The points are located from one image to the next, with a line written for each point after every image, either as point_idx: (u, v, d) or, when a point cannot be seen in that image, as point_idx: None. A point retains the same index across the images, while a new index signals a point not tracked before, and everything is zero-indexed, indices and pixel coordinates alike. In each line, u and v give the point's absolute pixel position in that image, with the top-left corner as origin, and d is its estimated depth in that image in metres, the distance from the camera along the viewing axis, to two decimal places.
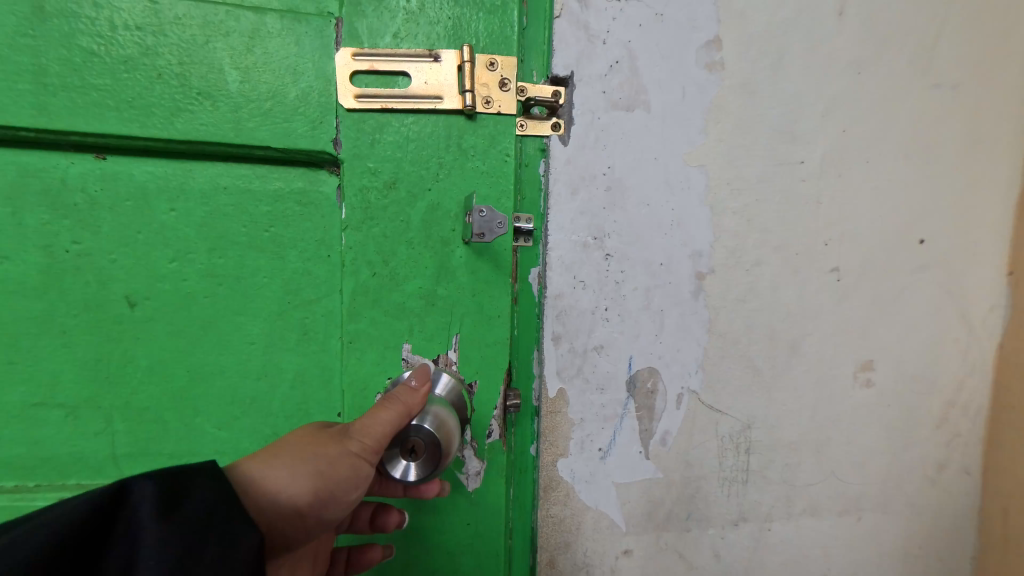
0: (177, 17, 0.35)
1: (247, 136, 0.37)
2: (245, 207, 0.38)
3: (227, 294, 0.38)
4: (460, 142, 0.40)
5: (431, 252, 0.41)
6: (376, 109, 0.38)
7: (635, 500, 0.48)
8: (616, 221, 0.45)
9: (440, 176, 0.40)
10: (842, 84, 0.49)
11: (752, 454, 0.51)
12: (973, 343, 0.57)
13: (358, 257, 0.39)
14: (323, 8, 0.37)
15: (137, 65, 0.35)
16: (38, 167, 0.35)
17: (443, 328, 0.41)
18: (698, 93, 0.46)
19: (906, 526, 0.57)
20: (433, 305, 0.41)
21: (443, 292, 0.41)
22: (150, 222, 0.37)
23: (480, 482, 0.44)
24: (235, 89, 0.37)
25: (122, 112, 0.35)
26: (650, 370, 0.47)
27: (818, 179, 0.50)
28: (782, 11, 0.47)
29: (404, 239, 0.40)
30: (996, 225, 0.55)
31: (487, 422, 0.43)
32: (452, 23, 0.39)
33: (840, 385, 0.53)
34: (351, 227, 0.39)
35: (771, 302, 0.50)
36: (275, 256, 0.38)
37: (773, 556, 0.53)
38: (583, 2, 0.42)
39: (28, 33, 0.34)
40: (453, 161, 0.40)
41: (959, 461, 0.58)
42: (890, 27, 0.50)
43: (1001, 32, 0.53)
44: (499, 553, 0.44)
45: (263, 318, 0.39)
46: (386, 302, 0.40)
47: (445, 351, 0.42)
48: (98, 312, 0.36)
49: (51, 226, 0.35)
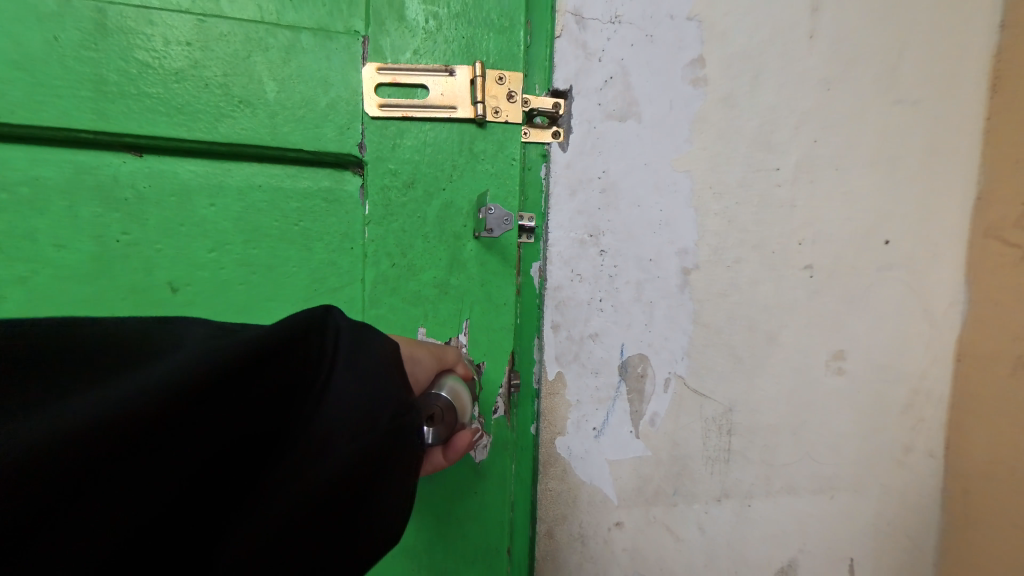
0: (221, 34, 0.40)
1: (283, 140, 0.41)
2: (277, 203, 0.42)
3: (260, 281, 0.42)
4: (472, 146, 0.45)
5: (445, 246, 0.45)
6: (398, 117, 0.43)
7: (627, 476, 0.52)
8: (610, 220, 0.50)
9: (453, 176, 0.45)
10: (814, 99, 0.55)
11: (733, 435, 0.56)
12: (935, 335, 0.62)
13: (379, 249, 0.44)
14: (350, 26, 0.42)
15: (186, 76, 0.39)
16: (93, 166, 0.39)
17: (455, 314, 0.46)
18: (685, 106, 0.51)
19: (878, 505, 0.62)
20: (445, 294, 0.45)
21: (456, 282, 0.45)
22: (192, 216, 0.41)
23: (487, 454, 0.48)
24: (272, 98, 0.41)
25: (172, 117, 0.39)
26: (640, 356, 0.52)
27: (793, 184, 0.55)
28: (759, 34, 0.52)
29: (421, 234, 0.44)
30: (954, 228, 0.61)
31: (493, 399, 0.48)
32: (465, 42, 0.44)
33: (815, 372, 0.58)
34: (373, 222, 0.43)
35: (750, 296, 0.55)
36: (303, 248, 0.43)
37: (754, 531, 0.58)
38: (582, 23, 0.47)
39: (91, 47, 0.38)
40: (465, 163, 0.45)
41: (924, 445, 0.63)
42: (856, 48, 0.55)
43: (958, 53, 0.59)
44: (502, 522, 0.49)
45: (291, 303, 0.43)
46: (404, 290, 0.44)
47: (456, 334, 0.46)
48: (142, 296, 0.40)
49: (102, 219, 0.39)
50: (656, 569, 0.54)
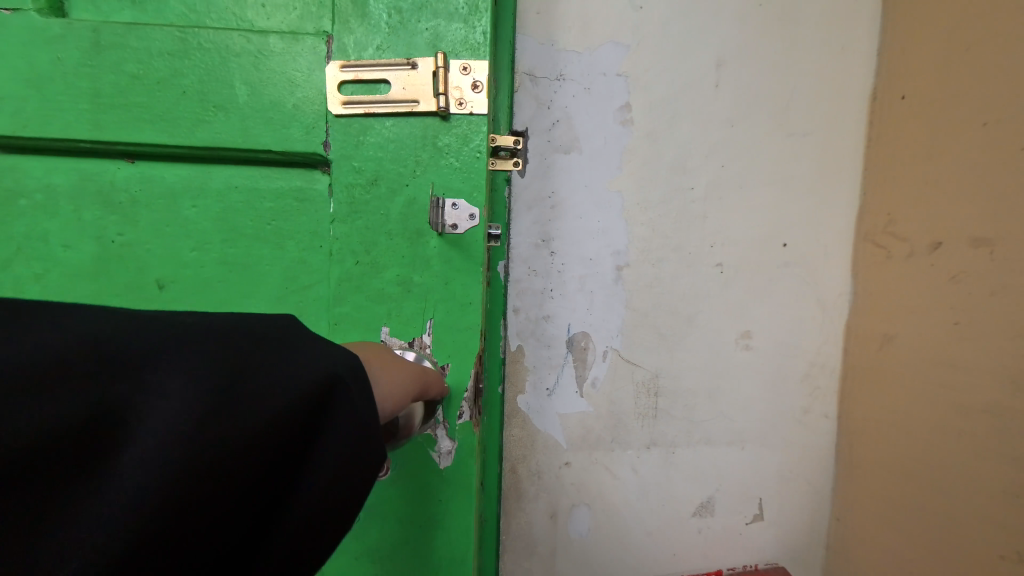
0: (200, 44, 0.54)
1: (250, 140, 0.55)
2: (247, 203, 0.56)
3: (240, 274, 0.57)
4: (435, 142, 0.57)
5: (406, 242, 0.58)
6: (362, 113, 0.55)
7: (574, 426, 0.68)
8: (559, 229, 0.65)
9: (417, 172, 0.57)
10: (720, 134, 0.70)
11: (659, 396, 0.71)
12: (829, 319, 0.76)
13: (345, 248, 0.57)
14: (319, 28, 0.55)
15: (166, 83, 0.54)
16: (93, 171, 0.55)
17: (418, 314, 0.58)
18: (617, 141, 0.66)
19: (782, 456, 0.77)
20: (407, 288, 0.58)
21: (417, 278, 0.58)
22: (171, 215, 0.56)
23: (451, 460, 0.58)
24: (241, 97, 0.55)
25: (152, 118, 0.54)
26: (584, 333, 0.67)
27: (704, 200, 0.70)
28: (674, 85, 0.68)
29: (384, 232, 0.57)
30: (844, 233, 0.75)
31: (459, 406, 0.56)
32: (428, 36, 0.55)
33: (726, 347, 0.73)
34: (338, 220, 0.57)
35: (671, 287, 0.70)
36: (276, 246, 0.57)
37: (678, 472, 0.73)
38: (534, 80, 0.63)
39: (87, 64, 0.53)
40: (429, 157, 0.57)
41: (820, 408, 0.78)
42: (754, 93, 0.71)
43: (844, 92, 0.73)
44: (470, 487, 0.59)
45: (270, 293, 0.57)
46: (369, 285, 0.57)
47: (420, 335, 0.58)
48: (147, 290, 0.56)
49: (103, 223, 0.55)
50: (598, 500, 0.70)
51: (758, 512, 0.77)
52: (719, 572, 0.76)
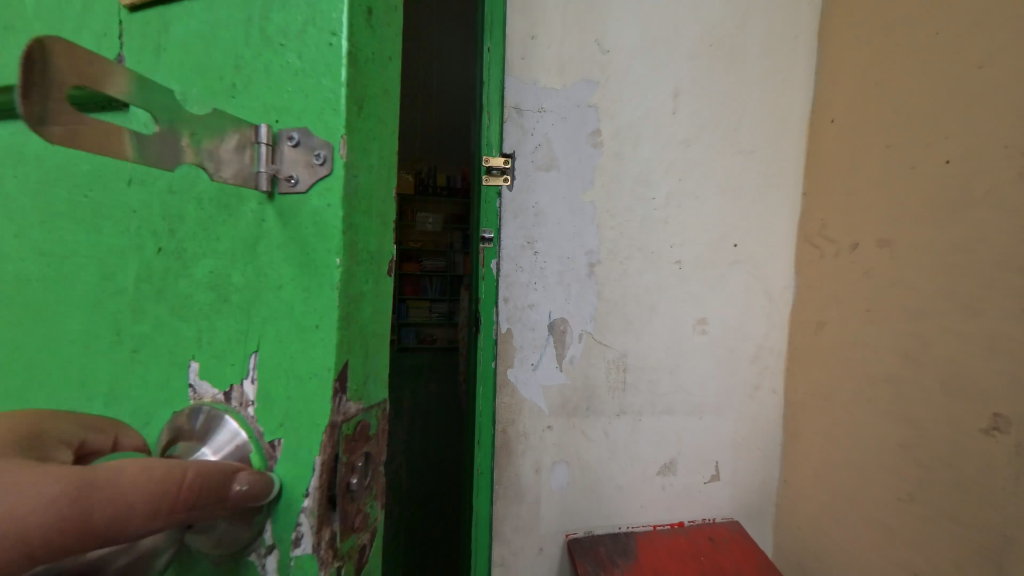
0: None
1: None
2: (55, 166, 0.39)
3: (40, 269, 0.40)
4: (266, 28, 0.32)
5: (222, 212, 0.33)
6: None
7: (554, 396, 0.82)
8: (541, 233, 0.80)
9: (240, 83, 0.33)
10: (677, 153, 0.84)
11: (627, 372, 0.85)
12: (774, 308, 0.90)
13: (148, 229, 0.36)
14: None
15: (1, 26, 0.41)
16: None
17: (240, 340, 0.33)
18: (588, 160, 0.81)
19: (735, 425, 0.90)
20: (225, 296, 0.34)
21: (237, 278, 0.33)
22: None
23: None
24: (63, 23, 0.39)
25: None
26: (563, 319, 0.82)
27: (665, 208, 0.84)
28: (637, 113, 0.82)
29: (196, 197, 0.34)
30: (786, 235, 0.89)
31: (295, 516, 0.32)
32: None
33: (685, 331, 0.87)
34: (139, 179, 0.36)
35: (637, 281, 0.84)
36: (78, 227, 0.38)
37: (644, 437, 0.87)
38: (520, 112, 0.78)
39: None
40: (256, 57, 0.33)
41: (769, 384, 0.91)
42: (707, 118, 0.85)
43: (782, 117, 0.87)
44: None
45: (68, 298, 0.39)
46: (174, 288, 0.35)
47: (241, 380, 0.33)
48: None
49: None
50: (575, 458, 0.83)
51: (715, 473, 0.90)
52: (681, 523, 0.89)
